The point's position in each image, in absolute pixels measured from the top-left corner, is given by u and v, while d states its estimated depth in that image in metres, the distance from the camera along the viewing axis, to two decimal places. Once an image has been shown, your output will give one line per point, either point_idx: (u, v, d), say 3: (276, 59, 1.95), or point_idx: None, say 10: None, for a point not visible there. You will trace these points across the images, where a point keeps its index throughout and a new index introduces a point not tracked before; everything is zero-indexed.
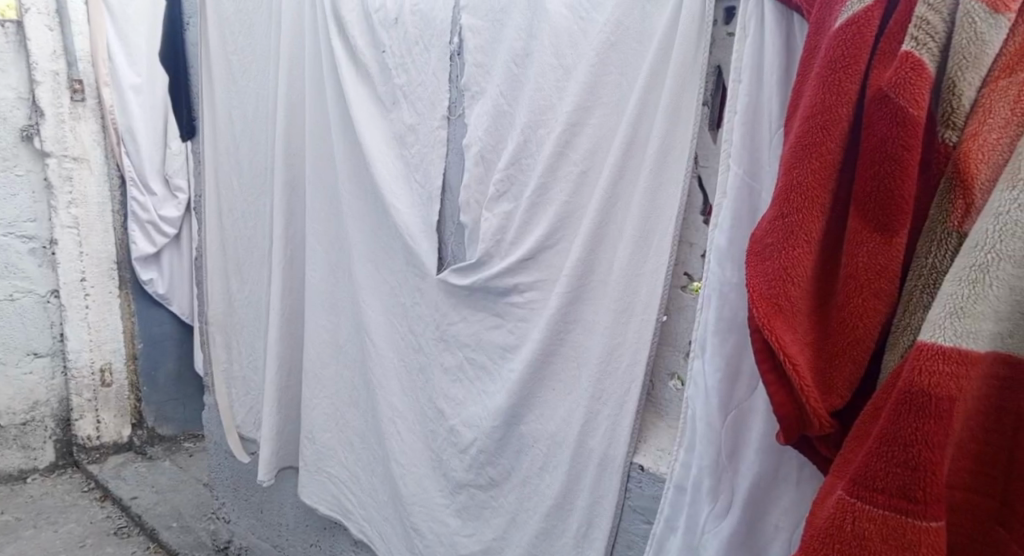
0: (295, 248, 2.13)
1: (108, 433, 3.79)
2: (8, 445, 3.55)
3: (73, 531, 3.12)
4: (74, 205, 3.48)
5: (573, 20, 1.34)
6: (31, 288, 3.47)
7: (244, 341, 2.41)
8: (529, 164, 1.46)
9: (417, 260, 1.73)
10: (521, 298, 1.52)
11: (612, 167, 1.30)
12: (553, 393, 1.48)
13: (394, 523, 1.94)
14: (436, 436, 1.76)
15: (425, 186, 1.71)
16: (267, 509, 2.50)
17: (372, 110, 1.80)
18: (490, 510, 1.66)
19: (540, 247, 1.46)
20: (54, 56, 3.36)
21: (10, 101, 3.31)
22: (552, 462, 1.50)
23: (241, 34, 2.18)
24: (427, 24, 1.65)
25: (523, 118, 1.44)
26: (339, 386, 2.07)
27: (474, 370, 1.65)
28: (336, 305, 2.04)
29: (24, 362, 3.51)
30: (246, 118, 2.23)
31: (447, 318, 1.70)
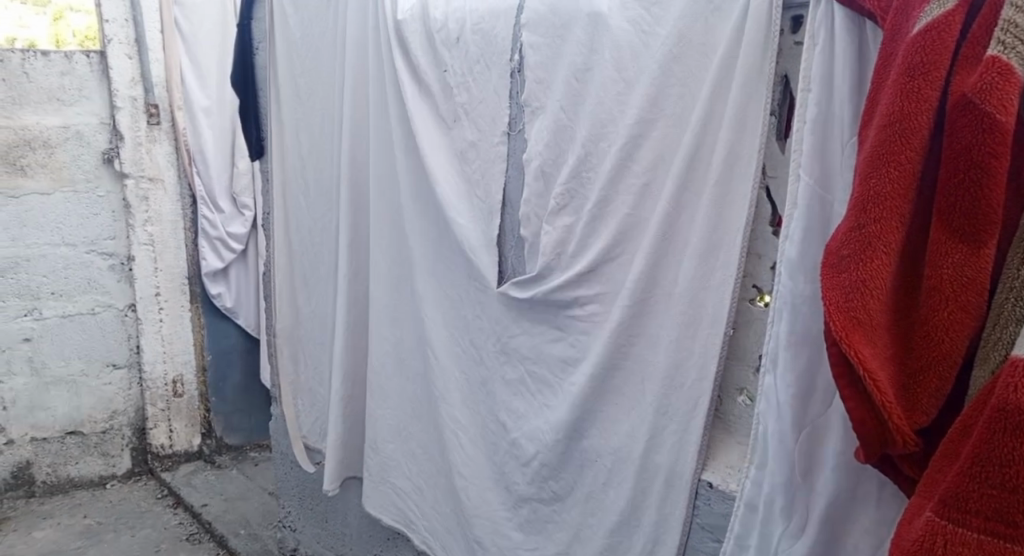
0: (359, 263, 2.18)
1: (179, 442, 3.95)
2: (89, 452, 3.73)
3: (149, 536, 3.24)
4: (149, 223, 3.66)
5: (635, 34, 1.35)
6: (110, 302, 3.64)
7: (310, 354, 2.47)
8: (589, 178, 1.47)
9: (479, 274, 1.75)
10: (582, 311, 1.52)
11: (676, 179, 1.28)
12: (616, 407, 1.47)
13: (457, 535, 1.95)
14: (498, 449, 1.77)
15: (486, 201, 1.73)
16: (332, 519, 2.55)
17: (434, 127, 1.84)
18: (554, 524, 1.65)
19: (603, 260, 1.45)
20: (133, 83, 3.54)
21: (93, 126, 3.50)
22: (616, 477, 1.49)
23: (308, 58, 2.25)
24: (488, 42, 1.67)
25: (584, 132, 1.45)
26: (401, 398, 2.10)
27: (536, 383, 1.65)
28: (399, 319, 2.08)
29: (104, 373, 3.69)
30: (312, 138, 2.30)
31: (507, 331, 1.71)
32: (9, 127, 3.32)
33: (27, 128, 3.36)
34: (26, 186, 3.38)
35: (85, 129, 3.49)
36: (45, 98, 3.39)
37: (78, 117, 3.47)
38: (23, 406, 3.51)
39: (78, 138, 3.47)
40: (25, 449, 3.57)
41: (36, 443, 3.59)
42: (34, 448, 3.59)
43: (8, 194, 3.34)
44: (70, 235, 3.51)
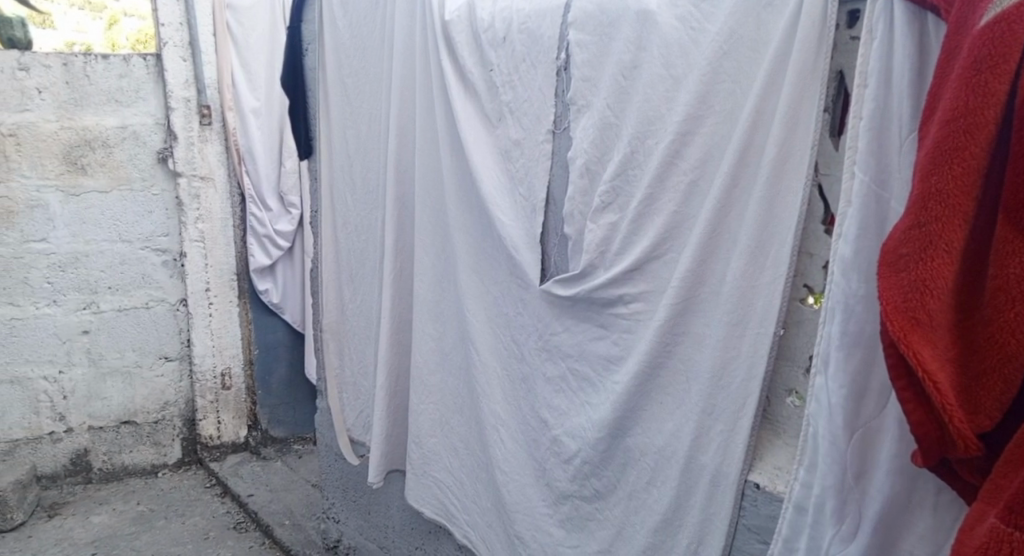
0: (404, 260, 2.21)
1: (227, 434, 4.05)
2: (142, 441, 3.86)
3: (198, 524, 3.35)
4: (200, 220, 3.75)
5: (683, 32, 1.34)
6: (163, 297, 3.76)
7: (355, 348, 2.51)
8: (635, 175, 1.46)
9: (522, 271, 1.76)
10: (627, 309, 1.51)
11: (725, 177, 1.27)
12: (661, 406, 1.47)
13: (498, 530, 1.96)
14: (540, 445, 1.77)
15: (529, 199, 1.74)
16: (375, 511, 2.59)
17: (480, 126, 1.85)
18: (595, 522, 1.65)
19: (648, 258, 1.44)
20: (187, 84, 3.64)
21: (148, 127, 3.61)
22: (661, 476, 1.48)
23: (356, 59, 2.29)
24: (534, 41, 1.68)
25: (631, 129, 1.44)
26: (444, 393, 2.13)
27: (578, 381, 1.65)
28: (441, 315, 2.10)
29: (157, 365, 3.81)
30: (359, 137, 2.34)
31: (549, 328, 1.72)
32: (70, 128, 3.48)
33: (87, 129, 3.51)
34: (85, 184, 3.52)
35: (142, 129, 3.60)
36: (104, 100, 3.53)
37: (134, 118, 3.58)
38: (81, 395, 3.67)
39: (135, 138, 3.59)
40: (82, 437, 3.72)
41: (93, 431, 3.74)
42: (91, 436, 3.74)
43: (69, 192, 3.50)
44: (127, 232, 3.63)
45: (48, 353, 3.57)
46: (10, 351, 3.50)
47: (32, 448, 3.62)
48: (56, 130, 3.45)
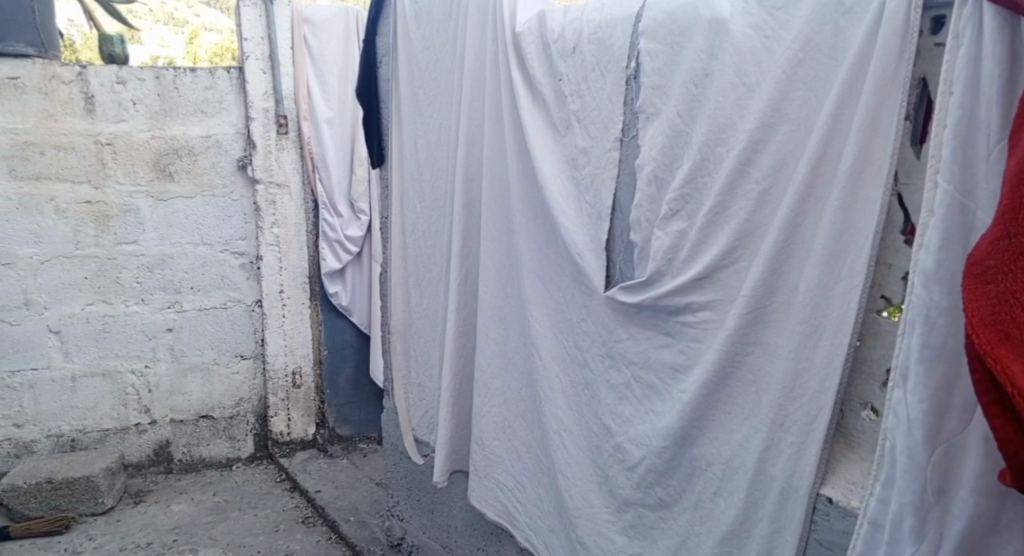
0: (469, 265, 2.26)
1: (296, 430, 4.18)
2: (218, 435, 4.03)
3: (269, 516, 3.48)
4: (276, 225, 3.90)
5: (757, 40, 1.34)
6: (240, 297, 3.93)
7: (421, 350, 2.58)
8: (705, 183, 1.45)
9: (587, 278, 1.77)
10: (694, 317, 1.50)
11: (799, 185, 1.25)
12: (729, 416, 1.46)
13: (560, 535, 1.97)
14: (602, 452, 1.78)
15: (595, 206, 1.75)
16: (438, 510, 2.64)
17: (546, 134, 1.88)
18: (659, 531, 1.65)
19: (717, 267, 1.43)
20: (266, 95, 3.80)
21: (230, 136, 3.79)
22: (728, 486, 1.47)
23: (427, 70, 2.36)
24: (604, 50, 1.70)
25: (701, 136, 1.44)
26: (508, 397, 2.15)
27: (643, 388, 1.65)
28: (505, 319, 2.13)
29: (233, 362, 3.98)
30: (429, 145, 2.40)
31: (613, 334, 1.72)
32: (160, 137, 3.68)
33: (175, 138, 3.70)
34: (173, 191, 3.72)
35: (223, 138, 3.78)
36: (192, 111, 3.72)
37: (216, 127, 3.76)
38: (164, 389, 3.87)
39: (218, 146, 3.78)
40: (165, 429, 3.92)
41: (174, 424, 3.93)
42: (173, 428, 3.93)
43: (158, 198, 3.71)
44: (208, 235, 3.81)
45: (136, 349, 3.78)
46: (102, 346, 3.72)
47: (120, 438, 3.84)
48: (148, 139, 3.66)
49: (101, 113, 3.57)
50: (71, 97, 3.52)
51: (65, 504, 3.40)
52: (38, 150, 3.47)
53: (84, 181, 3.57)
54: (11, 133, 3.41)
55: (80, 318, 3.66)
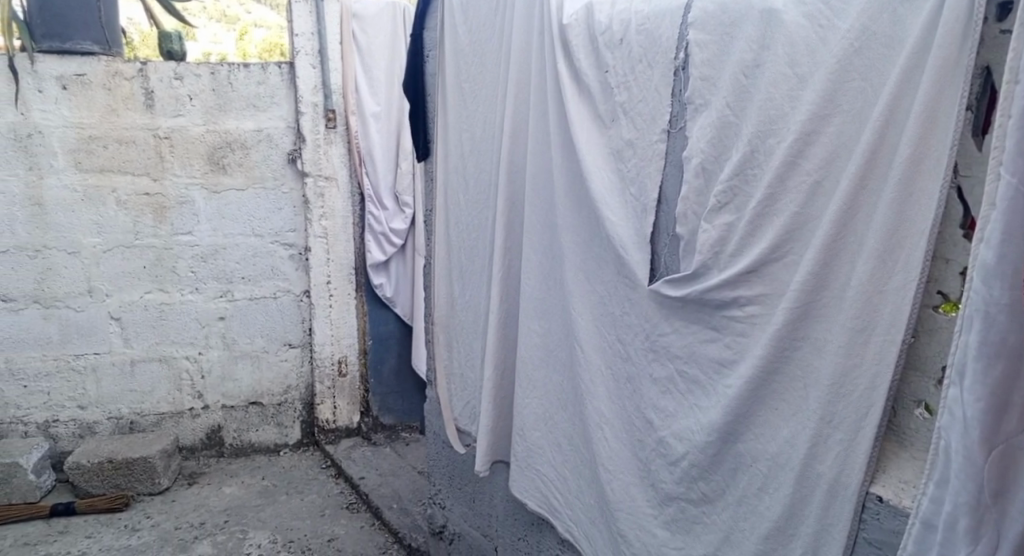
0: (512, 257, 2.27)
1: (342, 419, 4.26)
2: (267, 421, 4.14)
3: (315, 501, 3.57)
4: (324, 217, 3.98)
5: (811, 29, 1.31)
6: (289, 287, 4.02)
7: (464, 341, 2.60)
8: (754, 175, 1.43)
9: (631, 271, 1.76)
10: (741, 312, 1.49)
11: (852, 178, 1.23)
12: (775, 412, 1.44)
13: (601, 527, 1.97)
14: (645, 446, 1.77)
15: (640, 198, 1.74)
16: (480, 499, 2.67)
17: (591, 125, 1.86)
18: (702, 526, 1.64)
19: (766, 261, 1.42)
20: (315, 90, 3.88)
21: (281, 130, 3.88)
22: (774, 483, 1.46)
23: (474, 63, 2.37)
24: (653, 41, 1.68)
25: (751, 128, 1.42)
26: (549, 389, 2.16)
27: (687, 383, 1.64)
28: (548, 312, 2.13)
29: (282, 351, 4.08)
30: (473, 138, 2.42)
31: (657, 328, 1.71)
32: (215, 131, 3.79)
33: (228, 132, 3.81)
34: (226, 183, 3.84)
35: (275, 132, 3.88)
36: (245, 105, 3.82)
37: (267, 121, 3.86)
38: (216, 375, 3.99)
39: (269, 140, 3.87)
40: (217, 414, 4.04)
41: (226, 410, 4.05)
42: (224, 414, 4.06)
43: (212, 190, 3.82)
44: (259, 226, 3.92)
45: (190, 336, 3.91)
46: (159, 333, 3.86)
47: (175, 421, 3.98)
48: (203, 133, 3.78)
49: (160, 108, 3.70)
50: (132, 92, 3.65)
51: (125, 483, 3.55)
52: (102, 144, 3.63)
53: (144, 173, 3.71)
54: (77, 127, 3.58)
55: (139, 305, 3.81)
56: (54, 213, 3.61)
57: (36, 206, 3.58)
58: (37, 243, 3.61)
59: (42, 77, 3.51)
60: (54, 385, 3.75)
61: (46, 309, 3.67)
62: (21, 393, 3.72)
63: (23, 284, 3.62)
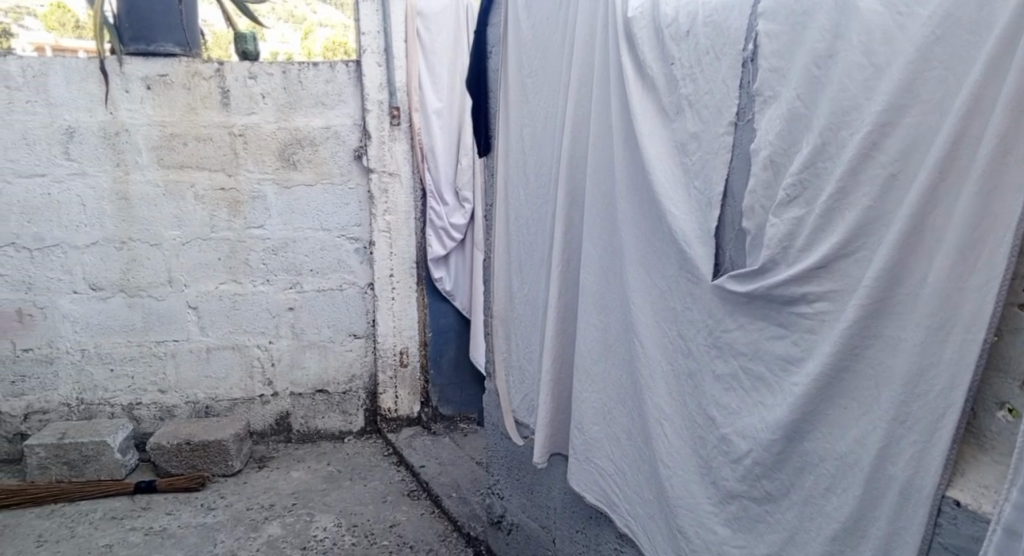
0: (571, 251, 2.28)
1: (403, 408, 4.34)
2: (332, 409, 4.27)
3: (378, 487, 3.67)
4: (387, 212, 4.07)
5: (889, 17, 1.28)
6: (354, 280, 4.13)
7: (522, 334, 2.62)
8: (825, 168, 1.40)
9: (694, 267, 1.74)
10: (810, 308, 1.46)
11: (932, 170, 1.19)
12: (844, 411, 1.41)
13: (661, 524, 1.96)
14: (706, 443, 1.76)
15: (704, 192, 1.72)
16: (538, 491, 2.69)
17: (655, 119, 1.85)
18: (765, 524, 1.62)
19: (835, 256, 1.38)
20: (381, 87, 3.97)
21: (348, 127, 3.99)
22: (842, 483, 1.42)
23: (536, 58, 2.38)
24: (720, 33, 1.66)
25: (822, 120, 1.39)
26: (608, 384, 2.16)
27: (751, 380, 1.62)
28: (608, 307, 2.13)
29: (347, 341, 4.20)
30: (535, 132, 2.43)
31: (720, 324, 1.69)
32: (286, 128, 3.92)
33: (298, 129, 3.94)
34: (296, 179, 3.97)
35: (342, 129, 3.98)
36: (314, 103, 3.94)
37: (334, 118, 3.97)
38: (285, 363, 4.14)
39: (337, 137, 3.99)
40: (285, 401, 4.19)
41: (293, 397, 4.19)
42: (292, 401, 4.20)
43: (282, 185, 3.95)
44: (327, 220, 4.04)
45: (262, 326, 4.06)
46: (233, 322, 4.02)
47: (246, 407, 4.14)
48: (275, 130, 3.91)
49: (235, 107, 3.84)
50: (209, 92, 3.81)
51: (201, 464, 3.72)
52: (182, 142, 3.80)
53: (220, 169, 3.87)
54: (159, 125, 3.77)
55: (214, 295, 3.98)
56: (139, 207, 3.81)
57: (122, 201, 3.78)
58: (123, 236, 3.81)
59: (129, 78, 3.71)
60: (138, 369, 3.96)
61: (130, 298, 3.88)
62: (108, 376, 3.94)
63: (110, 274, 3.83)
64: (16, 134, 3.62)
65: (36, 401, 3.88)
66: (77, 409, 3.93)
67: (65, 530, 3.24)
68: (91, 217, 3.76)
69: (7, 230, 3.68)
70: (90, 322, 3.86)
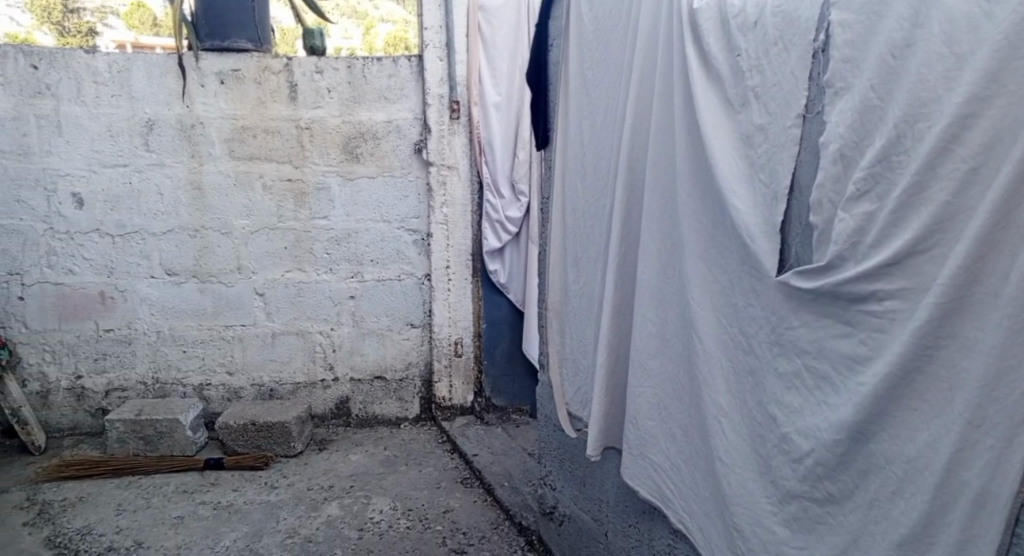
0: (629, 244, 2.27)
1: (457, 397, 4.39)
2: (389, 395, 4.35)
3: (432, 473, 3.74)
4: (445, 205, 4.12)
5: (973, 4, 1.22)
6: (412, 270, 4.21)
7: (577, 328, 2.62)
8: (899, 162, 1.35)
9: (757, 262, 1.71)
10: (879, 306, 1.41)
11: (1017, 163, 1.15)
12: (913, 413, 1.37)
13: (716, 521, 1.94)
14: (766, 441, 1.73)
15: (770, 186, 1.68)
16: (591, 484, 2.70)
17: (720, 111, 1.81)
18: (826, 526, 1.58)
19: (908, 253, 1.34)
20: (441, 81, 4.02)
21: (409, 120, 4.06)
22: (910, 487, 1.38)
23: (598, 50, 2.37)
24: (790, 23, 1.63)
25: (898, 112, 1.34)
26: (664, 379, 2.14)
27: (815, 379, 1.58)
28: (665, 301, 2.11)
29: (404, 330, 4.28)
30: (594, 125, 2.42)
31: (784, 321, 1.66)
32: (350, 121, 4.01)
33: (362, 123, 4.02)
34: (359, 171, 4.06)
35: (403, 123, 4.06)
36: (377, 97, 4.02)
37: (396, 112, 4.04)
38: (346, 350, 4.24)
39: (398, 131, 4.06)
40: (345, 386, 4.29)
41: (353, 382, 4.30)
42: (351, 386, 4.30)
43: (346, 177, 4.05)
44: (388, 212, 4.12)
45: (324, 313, 4.18)
46: (297, 309, 4.15)
47: (308, 391, 4.26)
48: (339, 123, 4.01)
49: (302, 100, 3.95)
50: (278, 86, 3.93)
51: (264, 444, 3.86)
52: (252, 134, 3.94)
53: (287, 161, 3.99)
54: (232, 119, 3.91)
55: (280, 283, 4.10)
56: (212, 196, 3.96)
57: (196, 191, 3.95)
58: (196, 224, 3.97)
59: (204, 73, 3.87)
60: (208, 351, 4.13)
61: (202, 284, 4.04)
62: (181, 357, 4.12)
63: (184, 260, 4.00)
64: (101, 126, 3.82)
65: (116, 379, 4.08)
66: (153, 387, 4.13)
67: (142, 501, 3.41)
68: (168, 205, 3.94)
69: (92, 217, 3.89)
70: (165, 305, 4.04)
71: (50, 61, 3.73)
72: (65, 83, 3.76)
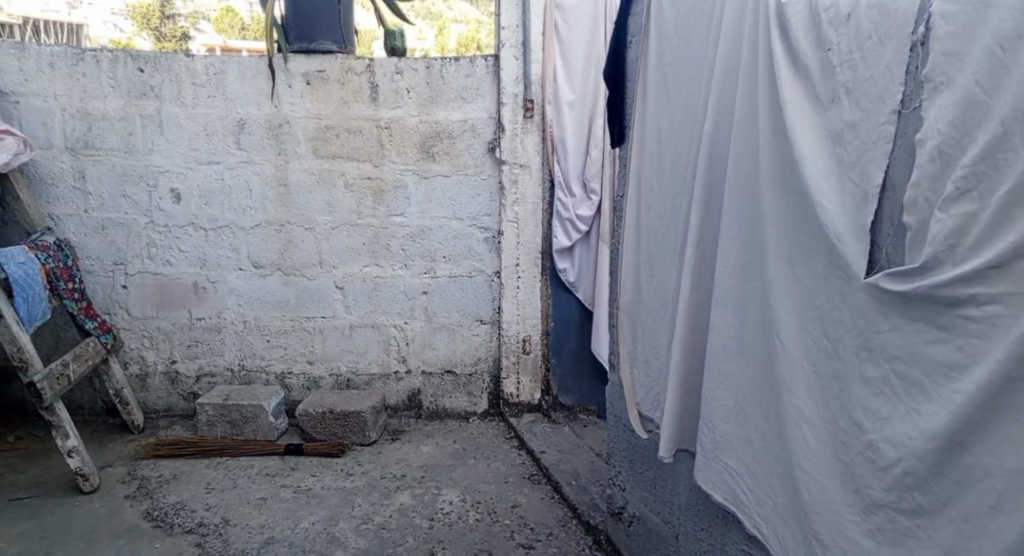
0: (706, 244, 2.23)
1: (524, 394, 4.40)
2: (459, 389, 4.41)
3: (500, 468, 3.78)
4: (517, 203, 4.16)
5: None
6: (483, 268, 4.26)
7: (650, 328, 2.60)
8: (1006, 159, 1.29)
9: (845, 263, 1.66)
10: (979, 312, 1.35)
11: None
12: (1016, 425, 1.30)
13: (795, 529, 1.89)
14: (849, 449, 1.67)
15: (861, 185, 1.62)
16: (662, 486, 2.67)
17: (808, 108, 1.76)
18: (915, 539, 1.52)
19: (1013, 256, 1.28)
20: (516, 80, 4.05)
21: (484, 120, 4.10)
22: (1009, 502, 1.32)
23: (678, 46, 2.34)
24: (886, 16, 1.57)
25: (1006, 107, 1.28)
26: (741, 381, 2.09)
27: (905, 386, 1.52)
28: (744, 302, 2.07)
29: (474, 326, 4.33)
30: (672, 122, 2.39)
31: (873, 324, 1.60)
32: (427, 121, 4.10)
33: (438, 123, 4.10)
34: (435, 170, 4.14)
35: (478, 122, 4.11)
36: (454, 97, 4.08)
37: (472, 111, 4.09)
38: (418, 344, 4.33)
39: (473, 129, 4.11)
40: (416, 379, 4.38)
41: (424, 375, 4.38)
42: (423, 379, 4.38)
43: (422, 176, 4.14)
44: (461, 210, 4.18)
45: (398, 307, 4.27)
46: (373, 303, 4.26)
47: (382, 383, 4.37)
48: (417, 123, 4.10)
49: (382, 101, 4.06)
50: (360, 86, 4.05)
51: (339, 433, 3.98)
52: (335, 133, 4.08)
53: (366, 159, 4.11)
54: (316, 118, 4.06)
55: (358, 277, 4.23)
56: (294, 192, 4.11)
57: (281, 187, 4.11)
58: (280, 219, 4.14)
59: (292, 74, 4.02)
60: (289, 341, 4.29)
61: (286, 277, 4.20)
62: (264, 346, 4.29)
63: (269, 254, 4.17)
64: (197, 126, 4.03)
65: (205, 365, 4.29)
66: (238, 374, 4.32)
67: (228, 481, 3.58)
68: (255, 201, 4.11)
69: (187, 212, 4.10)
70: (250, 296, 4.22)
71: (154, 64, 3.96)
72: (167, 85, 3.98)
